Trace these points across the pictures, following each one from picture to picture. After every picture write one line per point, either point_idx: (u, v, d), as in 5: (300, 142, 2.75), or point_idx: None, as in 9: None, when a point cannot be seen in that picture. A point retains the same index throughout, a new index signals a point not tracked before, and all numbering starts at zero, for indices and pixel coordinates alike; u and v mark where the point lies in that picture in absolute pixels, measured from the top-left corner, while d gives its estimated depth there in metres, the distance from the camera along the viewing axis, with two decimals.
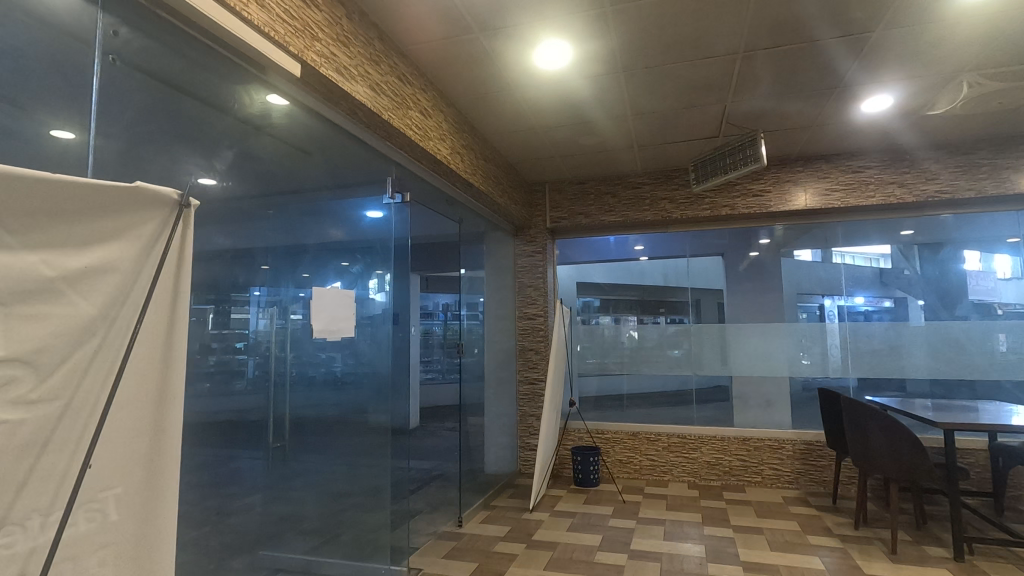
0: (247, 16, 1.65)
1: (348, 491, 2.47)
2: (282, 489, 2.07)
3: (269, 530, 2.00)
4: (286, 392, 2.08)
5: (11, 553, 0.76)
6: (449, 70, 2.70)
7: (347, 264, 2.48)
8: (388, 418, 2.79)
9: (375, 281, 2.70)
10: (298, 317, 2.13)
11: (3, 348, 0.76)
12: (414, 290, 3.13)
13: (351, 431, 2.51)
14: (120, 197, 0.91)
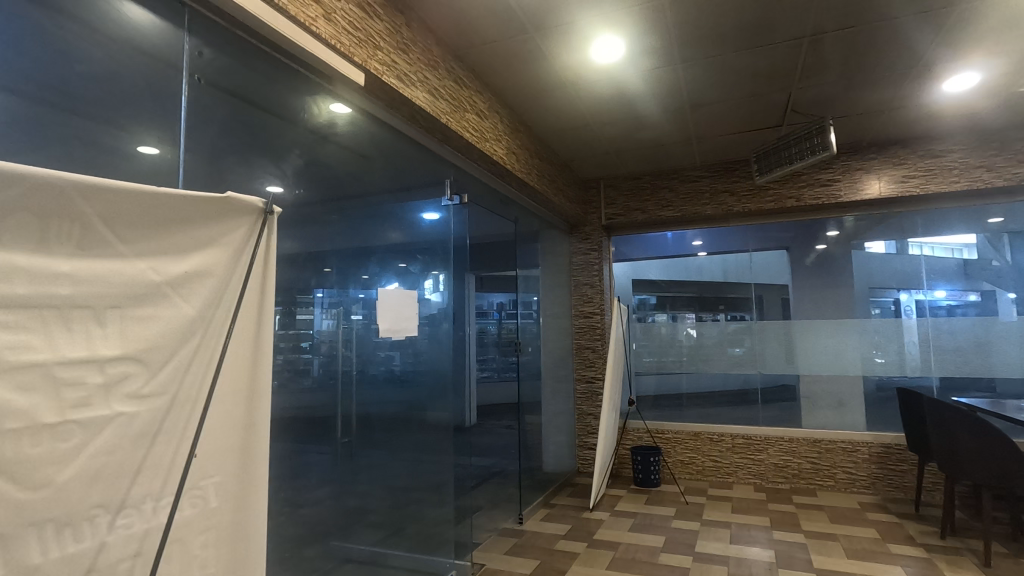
0: (316, 31, 1.73)
1: (410, 485, 2.54)
2: (350, 483, 2.16)
3: (338, 522, 2.09)
4: (352, 389, 2.16)
5: (129, 533, 0.84)
6: (503, 71, 2.72)
7: (406, 265, 2.55)
8: (449, 416, 2.85)
9: (432, 282, 2.76)
10: (360, 318, 2.22)
11: (118, 347, 0.83)
12: (471, 289, 3.16)
13: (412, 428, 2.57)
14: (214, 207, 0.98)
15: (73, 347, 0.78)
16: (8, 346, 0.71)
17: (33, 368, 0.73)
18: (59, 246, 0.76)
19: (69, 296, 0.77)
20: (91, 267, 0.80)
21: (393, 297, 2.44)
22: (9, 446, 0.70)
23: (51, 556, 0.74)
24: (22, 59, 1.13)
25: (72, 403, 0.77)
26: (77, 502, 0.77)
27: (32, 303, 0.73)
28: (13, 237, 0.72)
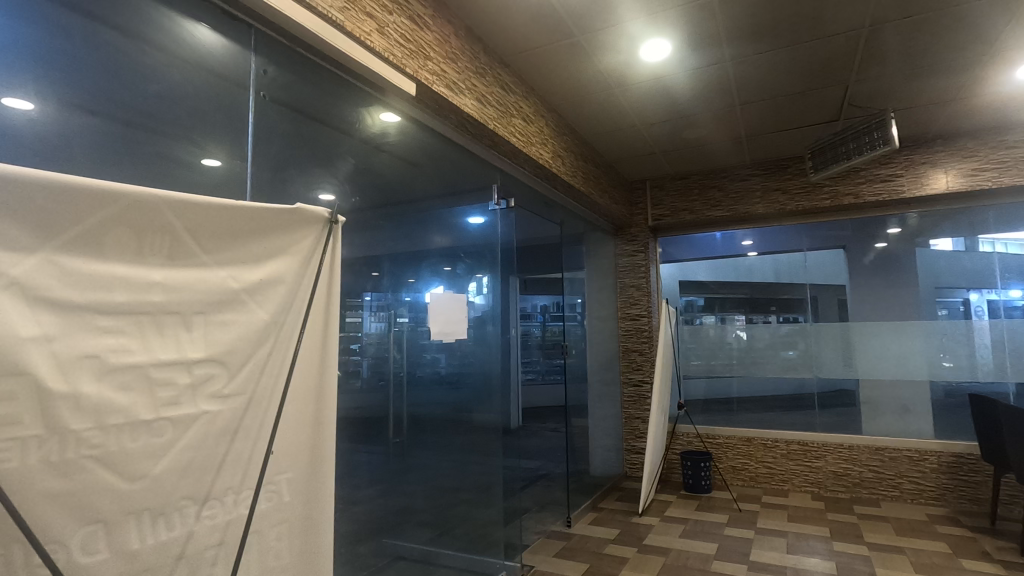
0: (371, 45, 1.79)
1: (456, 486, 2.59)
2: (399, 482, 2.22)
3: (388, 520, 2.16)
4: (400, 391, 2.23)
5: (214, 522, 0.90)
6: (548, 74, 2.74)
7: (450, 268, 2.59)
8: (497, 418, 2.87)
9: (477, 285, 2.79)
10: (407, 320, 2.28)
11: (203, 351, 0.90)
12: (514, 290, 3.18)
13: (457, 429, 2.62)
14: (285, 218, 1.04)
15: (165, 350, 0.85)
16: (110, 348, 0.78)
17: (132, 368, 0.80)
18: (152, 257, 0.83)
19: (161, 302, 0.84)
20: (180, 276, 0.87)
21: (439, 301, 2.49)
22: (113, 440, 0.77)
23: (148, 543, 0.81)
24: (108, 81, 1.25)
25: (164, 402, 0.84)
26: (169, 493, 0.83)
27: (131, 309, 0.80)
28: (113, 249, 0.79)
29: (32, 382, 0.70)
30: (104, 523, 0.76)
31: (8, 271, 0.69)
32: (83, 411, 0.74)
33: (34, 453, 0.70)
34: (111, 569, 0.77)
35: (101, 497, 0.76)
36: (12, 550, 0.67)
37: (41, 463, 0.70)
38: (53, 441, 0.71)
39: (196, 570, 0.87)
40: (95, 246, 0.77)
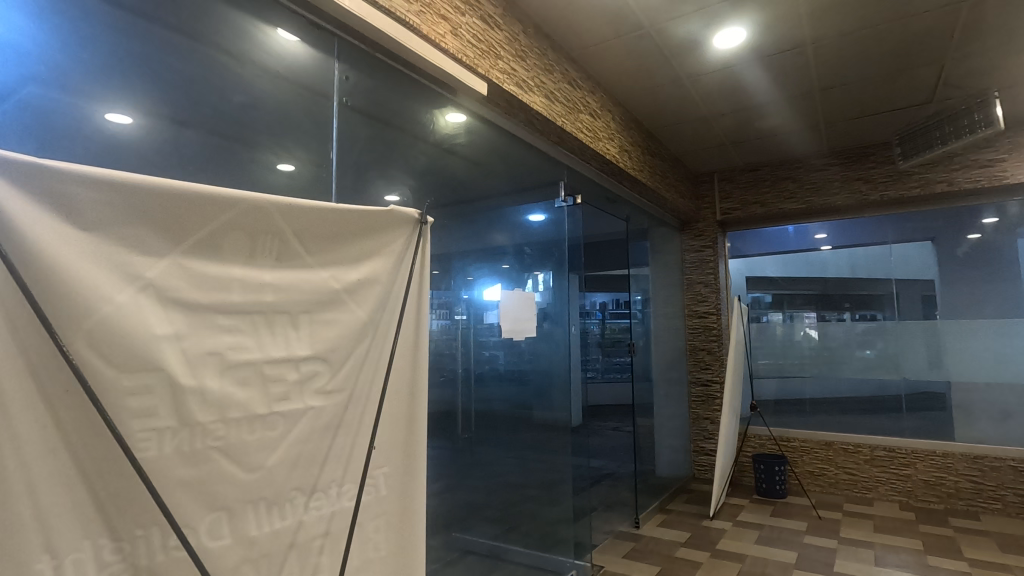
0: (445, 47, 1.78)
1: (523, 482, 2.64)
2: (462, 479, 2.30)
3: (454, 517, 2.22)
4: (469, 388, 2.32)
5: (320, 513, 0.94)
6: (616, 69, 2.68)
7: (507, 265, 2.57)
8: (565, 418, 2.80)
9: (531, 281, 2.69)
10: (464, 317, 2.29)
11: (309, 348, 0.94)
12: (575, 290, 2.99)
13: (518, 428, 2.63)
14: (380, 219, 1.08)
15: (276, 348, 0.89)
16: (229, 346, 0.83)
17: (248, 365, 0.85)
18: (262, 259, 0.88)
19: (273, 302, 0.89)
20: (287, 277, 0.91)
21: (495, 301, 2.47)
22: (232, 433, 0.82)
23: (264, 530, 0.85)
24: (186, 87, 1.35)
25: (276, 397, 0.88)
26: (281, 484, 0.88)
27: (247, 310, 0.85)
28: (230, 252, 0.84)
29: (165, 377, 0.75)
30: (227, 511, 0.81)
31: (143, 273, 0.75)
32: (208, 405, 0.79)
33: (168, 443, 0.75)
34: (234, 555, 0.82)
35: (223, 486, 0.81)
36: (150, 532, 0.73)
37: (174, 452, 0.76)
38: (183, 433, 0.77)
39: (306, 559, 0.91)
40: (215, 250, 0.82)
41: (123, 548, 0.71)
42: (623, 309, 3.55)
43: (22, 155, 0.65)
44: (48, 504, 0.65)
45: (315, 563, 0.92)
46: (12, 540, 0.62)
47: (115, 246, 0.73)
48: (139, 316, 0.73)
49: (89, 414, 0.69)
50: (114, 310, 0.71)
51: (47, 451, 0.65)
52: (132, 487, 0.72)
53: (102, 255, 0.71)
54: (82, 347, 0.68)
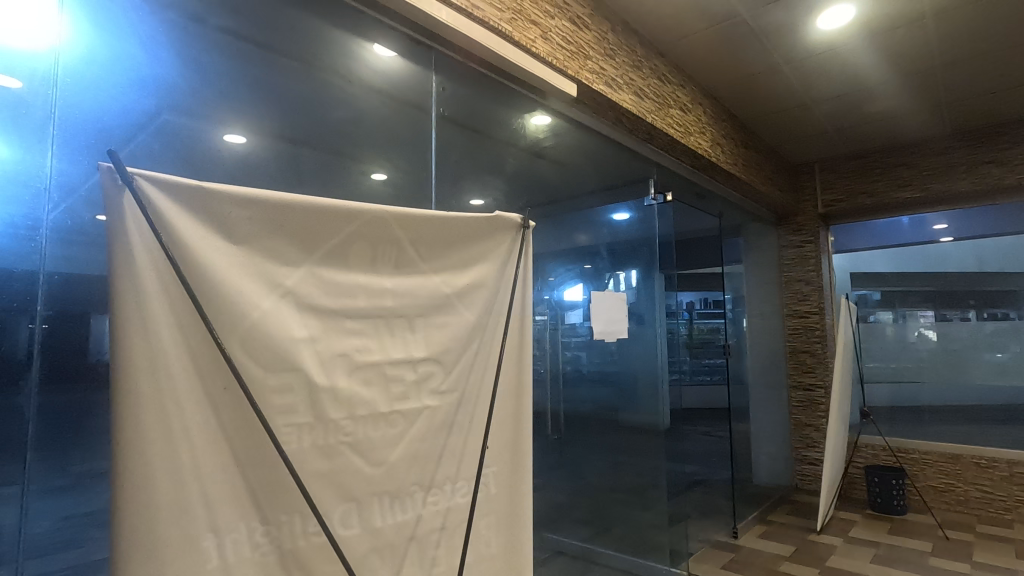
0: (535, 51, 1.75)
1: (612, 485, 2.66)
2: (551, 478, 2.31)
3: (547, 516, 2.24)
4: (560, 388, 2.39)
5: (437, 508, 0.98)
6: (708, 61, 2.57)
7: (591, 266, 2.54)
8: (654, 421, 2.78)
9: (608, 279, 2.57)
10: (545, 317, 2.28)
11: (425, 350, 0.99)
12: (659, 287, 2.80)
13: (605, 427, 2.68)
14: (486, 225, 1.11)
15: (396, 350, 0.94)
16: (356, 348, 0.89)
17: (372, 366, 0.91)
18: (382, 266, 0.94)
19: (392, 306, 0.94)
20: (405, 283, 0.96)
21: (576, 301, 2.43)
22: (360, 430, 0.88)
23: (387, 522, 0.91)
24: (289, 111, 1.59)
25: (397, 396, 0.94)
26: (402, 479, 0.93)
27: (371, 314, 0.91)
28: (355, 261, 0.90)
29: (303, 376, 0.82)
30: (356, 502, 0.87)
31: (283, 282, 0.82)
32: (339, 403, 0.86)
33: (306, 438, 0.82)
34: (363, 544, 0.88)
35: (354, 479, 0.87)
36: (293, 519, 0.81)
37: (311, 446, 0.83)
38: (318, 428, 0.84)
39: (425, 552, 0.96)
40: (342, 260, 0.89)
41: (271, 531, 0.79)
42: (713, 308, 3.46)
43: (185, 178, 0.73)
44: (212, 489, 0.73)
45: (433, 556, 0.97)
46: (187, 520, 0.70)
47: (261, 258, 0.80)
48: (281, 321, 0.81)
49: (243, 408, 0.77)
50: (260, 315, 0.79)
51: (211, 441, 0.74)
52: (278, 476, 0.80)
53: (249, 265, 0.79)
54: (235, 348, 0.76)
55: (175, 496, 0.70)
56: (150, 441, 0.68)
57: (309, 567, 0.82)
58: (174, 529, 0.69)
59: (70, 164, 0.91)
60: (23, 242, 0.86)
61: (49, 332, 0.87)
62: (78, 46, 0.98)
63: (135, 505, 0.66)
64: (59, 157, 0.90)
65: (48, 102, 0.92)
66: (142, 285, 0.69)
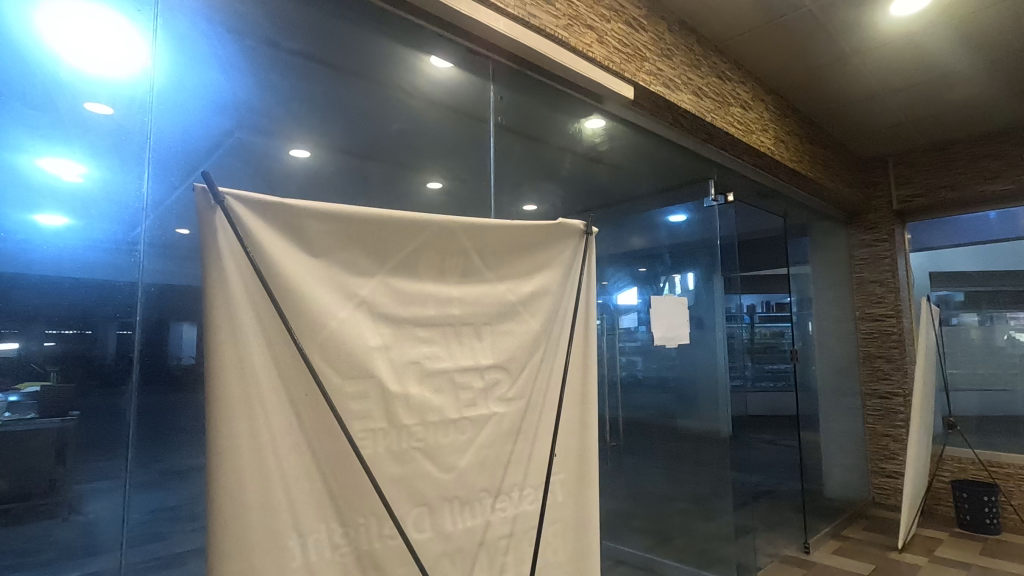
0: (592, 56, 1.74)
1: (672, 494, 2.58)
2: (610, 484, 2.29)
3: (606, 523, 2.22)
4: (617, 392, 2.39)
5: (505, 514, 0.99)
6: (771, 56, 2.48)
7: (646, 269, 2.51)
8: (715, 428, 2.64)
9: (664, 284, 2.49)
10: (603, 322, 2.26)
11: (491, 358, 1.00)
12: (719, 291, 2.69)
13: (663, 433, 2.62)
14: (549, 232, 1.11)
15: (464, 357, 0.96)
16: (426, 356, 0.91)
17: (441, 373, 0.93)
18: (450, 276, 0.96)
19: (460, 314, 0.96)
20: (472, 291, 0.98)
21: (631, 304, 2.39)
22: (431, 436, 0.90)
23: (458, 526, 0.92)
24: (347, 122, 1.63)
25: (466, 403, 0.95)
26: (472, 484, 0.94)
27: (439, 323, 0.93)
28: (424, 270, 0.92)
29: (378, 383, 0.85)
30: (428, 507, 0.89)
31: (358, 292, 0.85)
32: (411, 409, 0.88)
33: (381, 443, 0.85)
34: (435, 548, 0.89)
35: (426, 484, 0.89)
36: (370, 521, 0.84)
37: (386, 451, 0.85)
38: (392, 434, 0.86)
39: (494, 557, 0.97)
40: (412, 270, 0.91)
41: (350, 533, 0.82)
42: (775, 312, 3.27)
43: (268, 195, 0.77)
44: (296, 491, 0.77)
45: (502, 562, 0.98)
46: (274, 520, 0.74)
47: (338, 270, 0.84)
48: (356, 329, 0.84)
49: (323, 413, 0.81)
50: (338, 324, 0.82)
51: (295, 444, 0.78)
52: (356, 480, 0.83)
53: (326, 277, 0.83)
54: (316, 356, 0.80)
55: (262, 497, 0.74)
56: (241, 444, 0.72)
57: (385, 569, 0.84)
58: (262, 528, 0.73)
59: (161, 186, 0.99)
60: (120, 257, 0.94)
61: (134, 337, 0.94)
62: (164, 72, 1.04)
63: (229, 503, 0.70)
64: (153, 180, 0.98)
65: (145, 129, 1.00)
66: (232, 296, 0.74)
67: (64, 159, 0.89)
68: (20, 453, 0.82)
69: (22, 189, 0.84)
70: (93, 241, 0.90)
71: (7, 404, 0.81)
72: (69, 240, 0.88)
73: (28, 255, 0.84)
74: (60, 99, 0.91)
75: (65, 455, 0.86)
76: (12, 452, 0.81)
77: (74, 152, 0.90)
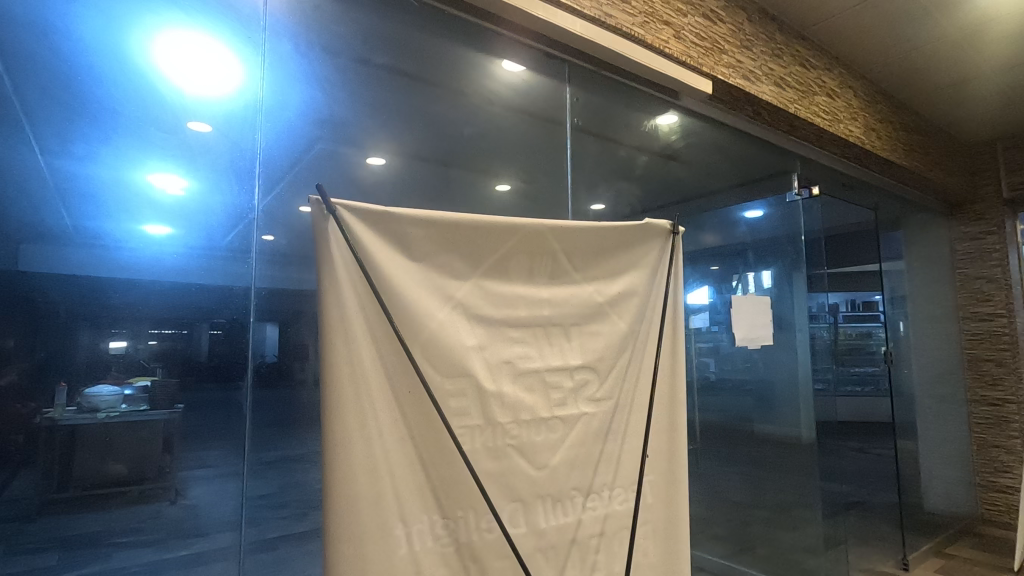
0: (668, 52, 1.71)
1: (753, 502, 2.46)
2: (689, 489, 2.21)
3: None
4: (695, 396, 2.32)
5: (595, 513, 1.00)
6: (862, 40, 2.33)
7: (716, 268, 2.35)
8: (796, 433, 2.51)
9: (736, 284, 2.37)
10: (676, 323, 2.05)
11: (580, 358, 1.01)
12: (800, 290, 2.57)
13: (739, 439, 2.50)
14: (634, 233, 1.11)
15: (555, 357, 0.98)
16: (519, 356, 0.94)
17: (532, 373, 0.95)
18: (539, 278, 0.98)
19: (550, 315, 0.98)
20: (561, 292, 1.00)
21: (702, 304, 2.24)
22: (524, 434, 0.93)
23: (551, 523, 0.95)
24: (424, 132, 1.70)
25: (556, 402, 0.97)
26: (563, 482, 0.96)
27: (530, 323, 0.96)
28: (515, 273, 0.95)
29: (474, 382, 0.89)
30: (522, 502, 0.92)
31: (454, 294, 0.89)
32: (505, 408, 0.92)
33: (479, 439, 0.89)
34: (528, 543, 0.92)
35: (520, 480, 0.92)
36: (468, 514, 0.87)
37: (482, 447, 0.89)
38: (488, 431, 0.90)
39: (586, 556, 0.98)
40: (504, 273, 0.94)
41: (450, 524, 0.86)
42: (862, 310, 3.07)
43: (374, 205, 0.83)
44: (401, 483, 0.82)
45: (593, 561, 0.99)
46: (382, 511, 0.79)
47: (436, 274, 0.88)
48: (454, 330, 0.88)
49: (426, 410, 0.85)
50: (437, 325, 0.87)
51: (400, 440, 0.83)
52: (456, 474, 0.87)
53: (427, 280, 0.87)
54: (418, 355, 0.85)
55: (371, 486, 0.79)
56: (353, 439, 0.77)
57: (483, 561, 0.88)
58: (371, 516, 0.78)
59: (249, 197, 1.08)
60: (236, 264, 1.04)
61: (224, 336, 1.02)
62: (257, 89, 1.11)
63: (343, 492, 0.76)
64: (263, 194, 1.09)
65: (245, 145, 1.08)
66: (343, 301, 0.80)
67: (168, 174, 1.00)
68: (136, 442, 0.92)
69: (158, 209, 0.97)
70: (188, 247, 0.99)
71: (122, 397, 0.91)
72: (195, 251, 1.00)
73: (159, 265, 0.96)
74: (166, 119, 1.01)
75: (171, 446, 0.95)
76: (129, 441, 0.92)
77: (185, 169, 1.01)
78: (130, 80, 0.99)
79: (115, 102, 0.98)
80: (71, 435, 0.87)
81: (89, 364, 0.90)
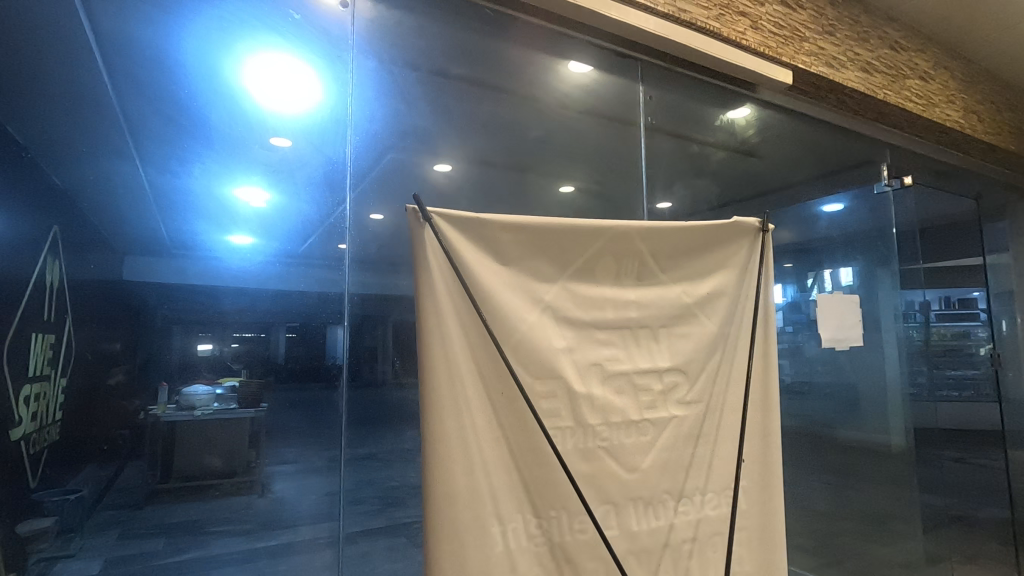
0: (746, 44, 1.65)
1: (842, 513, 2.27)
2: None
3: None
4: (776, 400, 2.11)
5: (687, 517, 0.98)
6: (960, 18, 2.15)
7: (791, 265, 2.19)
8: (886, 440, 2.38)
9: (812, 283, 2.22)
10: None
11: (669, 360, 1.00)
12: (887, 287, 2.43)
13: (822, 446, 2.27)
14: (722, 232, 1.08)
15: (643, 359, 0.98)
16: (607, 358, 0.95)
17: (622, 375, 0.96)
18: (626, 280, 0.98)
19: (637, 317, 0.98)
20: (648, 293, 0.99)
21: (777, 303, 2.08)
22: (614, 436, 0.93)
23: (643, 526, 0.94)
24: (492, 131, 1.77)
25: (646, 405, 0.97)
26: (655, 486, 0.96)
27: (619, 325, 0.96)
28: (602, 275, 0.96)
29: (565, 384, 0.90)
30: (614, 504, 0.92)
31: (543, 297, 0.91)
32: (596, 410, 0.92)
33: (570, 440, 0.90)
34: (621, 545, 0.92)
35: (611, 482, 0.92)
36: (561, 515, 0.88)
37: (573, 448, 0.90)
38: (579, 433, 0.91)
39: (678, 561, 0.97)
40: (591, 276, 0.95)
41: (543, 524, 0.87)
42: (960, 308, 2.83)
43: (467, 212, 0.86)
44: (496, 480, 0.84)
45: (686, 566, 0.97)
46: (479, 507, 0.82)
47: (526, 278, 0.90)
48: (544, 333, 0.90)
49: (518, 410, 0.87)
50: (527, 327, 0.88)
51: (494, 439, 0.85)
52: (549, 473, 0.88)
53: (518, 285, 0.89)
54: (510, 356, 0.87)
55: (466, 482, 0.81)
56: (450, 437, 0.81)
57: (577, 561, 0.89)
58: (467, 511, 0.80)
59: (323, 207, 1.12)
60: (330, 272, 1.11)
61: (298, 338, 1.06)
62: (334, 105, 1.16)
63: (443, 489, 0.79)
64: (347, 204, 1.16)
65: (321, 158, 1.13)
66: (439, 304, 0.83)
67: (248, 186, 1.06)
68: (227, 436, 1.00)
69: (241, 218, 1.04)
70: (265, 254, 1.05)
71: (215, 396, 0.99)
72: (279, 258, 1.05)
73: (238, 271, 1.03)
74: (248, 134, 1.07)
75: (258, 441, 1.02)
76: (220, 437, 0.99)
77: (264, 181, 1.07)
78: (218, 97, 1.06)
79: (213, 121, 1.05)
80: (171, 428, 0.96)
81: (181, 365, 0.98)
